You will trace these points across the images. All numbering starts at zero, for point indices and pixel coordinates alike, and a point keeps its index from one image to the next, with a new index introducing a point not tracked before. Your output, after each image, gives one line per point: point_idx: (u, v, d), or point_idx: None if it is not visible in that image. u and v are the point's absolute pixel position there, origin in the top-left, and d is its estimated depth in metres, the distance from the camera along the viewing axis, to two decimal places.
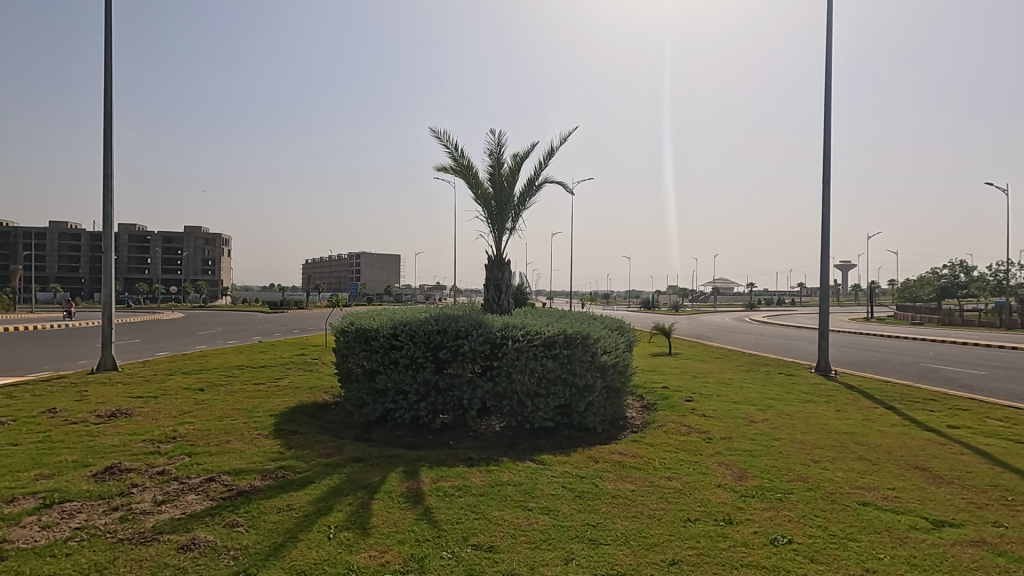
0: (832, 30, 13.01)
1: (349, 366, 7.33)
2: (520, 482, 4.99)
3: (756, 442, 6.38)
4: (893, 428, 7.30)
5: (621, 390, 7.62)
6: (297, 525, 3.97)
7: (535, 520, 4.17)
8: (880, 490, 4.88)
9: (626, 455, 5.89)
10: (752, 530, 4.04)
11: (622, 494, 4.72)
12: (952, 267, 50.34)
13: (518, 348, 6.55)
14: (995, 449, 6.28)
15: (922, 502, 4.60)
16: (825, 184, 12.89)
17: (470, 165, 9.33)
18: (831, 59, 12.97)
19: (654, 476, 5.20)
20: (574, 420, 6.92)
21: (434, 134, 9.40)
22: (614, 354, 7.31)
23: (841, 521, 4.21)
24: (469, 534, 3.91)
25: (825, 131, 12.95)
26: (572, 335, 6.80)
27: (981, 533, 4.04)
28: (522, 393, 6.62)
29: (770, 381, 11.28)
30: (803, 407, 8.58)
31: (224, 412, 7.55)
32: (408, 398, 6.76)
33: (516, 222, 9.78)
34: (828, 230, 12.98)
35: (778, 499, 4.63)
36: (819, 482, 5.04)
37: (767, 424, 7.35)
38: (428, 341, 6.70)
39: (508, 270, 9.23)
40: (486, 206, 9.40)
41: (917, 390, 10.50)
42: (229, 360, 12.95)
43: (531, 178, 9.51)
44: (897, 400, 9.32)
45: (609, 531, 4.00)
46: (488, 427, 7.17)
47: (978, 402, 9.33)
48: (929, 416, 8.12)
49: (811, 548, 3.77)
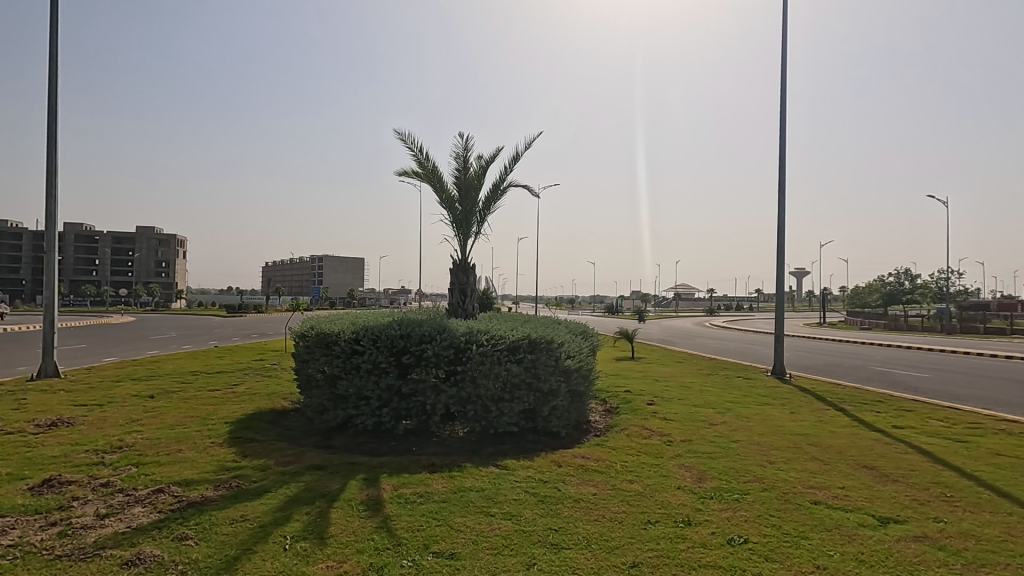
0: (785, 45, 13.53)
1: (310, 371, 7.19)
2: (483, 487, 4.97)
3: (715, 445, 6.53)
4: (844, 429, 7.58)
5: (585, 394, 7.70)
6: (250, 536, 3.84)
7: (498, 525, 4.15)
8: (831, 489, 5.06)
9: (588, 459, 5.93)
10: (710, 531, 4.11)
11: (584, 497, 4.75)
12: (897, 274, 53.36)
13: (483, 353, 6.54)
14: (937, 448, 6.60)
15: (869, 500, 4.79)
16: (780, 192, 13.35)
17: (436, 167, 9.26)
18: (786, 72, 13.47)
19: (616, 479, 5.26)
20: (538, 424, 6.97)
21: (399, 135, 9.33)
22: (578, 357, 7.37)
23: (795, 520, 4.33)
24: (430, 541, 3.86)
25: (780, 140, 13.43)
26: (537, 339, 6.82)
27: (923, 529, 4.22)
28: (487, 398, 6.61)
29: (728, 383, 11.65)
30: (759, 409, 8.85)
31: (175, 420, 7.26)
32: (371, 404, 6.68)
33: (482, 226, 9.73)
34: (783, 238, 13.45)
35: (735, 500, 4.75)
36: (774, 482, 5.19)
37: (726, 426, 7.52)
38: (391, 345, 6.62)
39: (473, 274, 9.19)
40: (451, 208, 9.33)
41: (865, 392, 11.02)
42: (183, 366, 12.57)
43: (496, 183, 9.48)
44: (848, 402, 9.71)
45: (571, 535, 4.02)
46: (451, 433, 7.09)
47: (921, 404, 9.82)
48: (877, 417, 8.48)
49: (766, 547, 3.87)
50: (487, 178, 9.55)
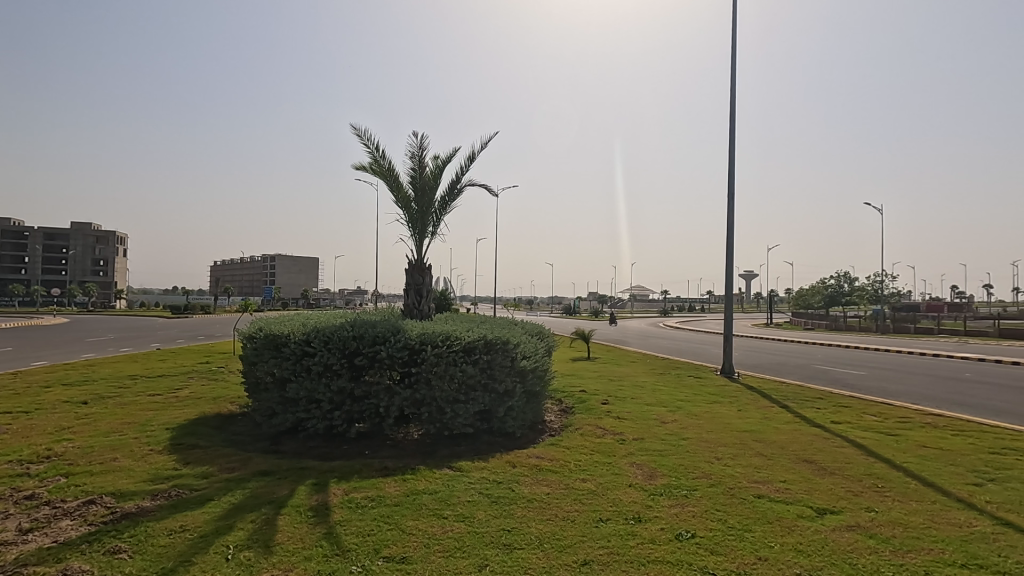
0: (734, 55, 14.03)
1: (258, 374, 6.95)
2: (436, 490, 4.92)
3: (666, 442, 6.69)
4: (786, 425, 7.91)
5: (540, 394, 7.74)
6: (190, 547, 3.67)
7: (450, 528, 4.12)
8: (773, 483, 5.27)
9: (542, 459, 5.97)
10: (659, 527, 4.21)
11: (537, 497, 4.78)
12: (838, 277, 56.17)
13: (438, 354, 6.48)
14: (870, 442, 6.98)
15: (808, 492, 5.02)
16: (729, 197, 13.83)
17: (391, 166, 9.13)
18: (735, 82, 13.97)
19: (570, 478, 5.31)
20: (494, 425, 6.96)
21: (353, 133, 9.15)
22: (533, 358, 7.40)
23: (739, 514, 4.49)
24: (380, 546, 3.80)
25: (730, 146, 13.91)
26: (492, 340, 6.80)
27: (856, 518, 4.45)
28: (441, 400, 6.55)
29: (679, 382, 11.97)
30: (708, 407, 9.13)
31: (111, 427, 6.87)
32: (322, 407, 6.52)
33: (438, 226, 9.65)
34: (732, 241, 13.93)
35: (683, 496, 4.88)
36: (720, 478, 5.37)
37: (677, 424, 7.73)
38: (343, 347, 6.48)
39: (429, 274, 9.11)
40: (407, 207, 9.22)
41: (807, 389, 11.55)
42: (121, 370, 11.91)
43: (453, 183, 9.43)
44: (790, 399, 10.15)
45: (523, 535, 4.03)
46: (405, 435, 7.00)
47: (857, 400, 10.36)
48: (817, 413, 8.89)
49: (711, 541, 3.99)
50: (443, 178, 9.48)
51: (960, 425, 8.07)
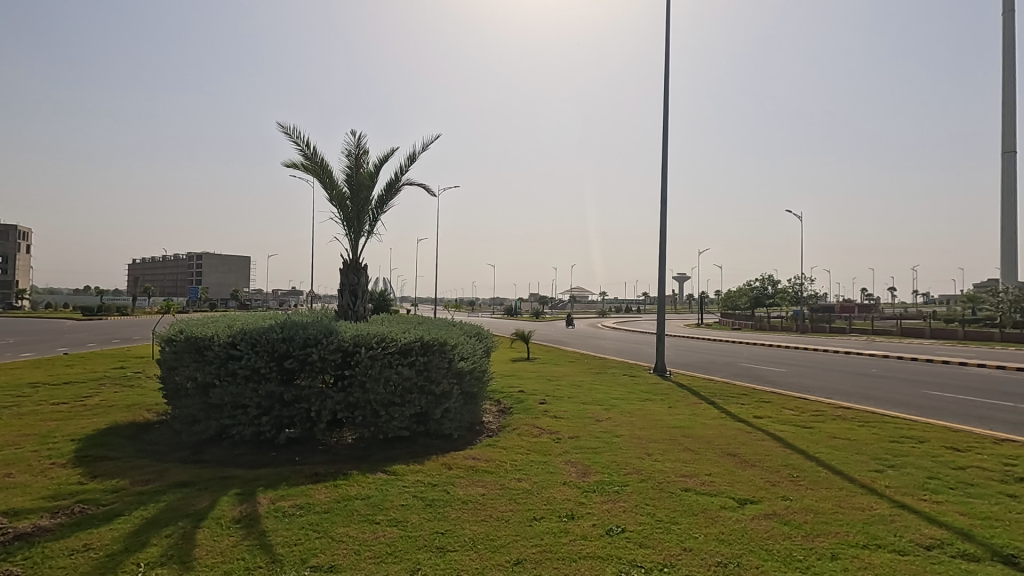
0: (667, 65, 14.58)
1: (178, 379, 6.55)
2: (369, 494, 4.81)
3: (600, 440, 6.86)
4: (713, 421, 8.29)
5: (478, 396, 7.73)
6: (95, 568, 3.41)
7: (382, 533, 4.03)
8: (699, 476, 5.50)
9: (479, 460, 5.96)
10: (591, 523, 4.30)
11: (472, 498, 4.77)
12: (762, 279, 59.57)
13: (372, 356, 6.33)
14: (787, 434, 7.44)
15: (731, 484, 5.28)
16: (662, 202, 14.35)
17: (325, 164, 8.85)
18: (667, 91, 14.52)
19: (505, 478, 5.34)
20: (430, 427, 6.89)
21: (284, 128, 8.81)
22: (471, 359, 7.37)
23: (666, 507, 4.66)
24: (308, 555, 3.66)
25: (662, 154, 14.43)
26: (429, 342, 6.71)
27: (773, 507, 4.72)
28: (376, 403, 6.40)
29: (615, 381, 12.30)
30: (641, 405, 9.44)
31: (5, 440, 6.26)
32: (249, 413, 6.22)
33: (374, 225, 9.45)
34: (664, 244, 14.47)
35: (615, 492, 5.01)
36: (650, 473, 5.56)
37: (610, 422, 7.94)
38: (272, 350, 6.21)
39: (365, 275, 8.91)
40: (342, 206, 8.97)
41: (732, 386, 12.17)
42: (20, 377, 10.88)
43: (390, 182, 9.27)
44: (717, 396, 10.66)
45: (457, 537, 4.01)
46: (339, 440, 6.80)
47: (777, 395, 11.02)
48: (741, 408, 9.39)
49: (640, 534, 4.12)
50: (380, 177, 9.30)
51: (866, 417, 8.74)
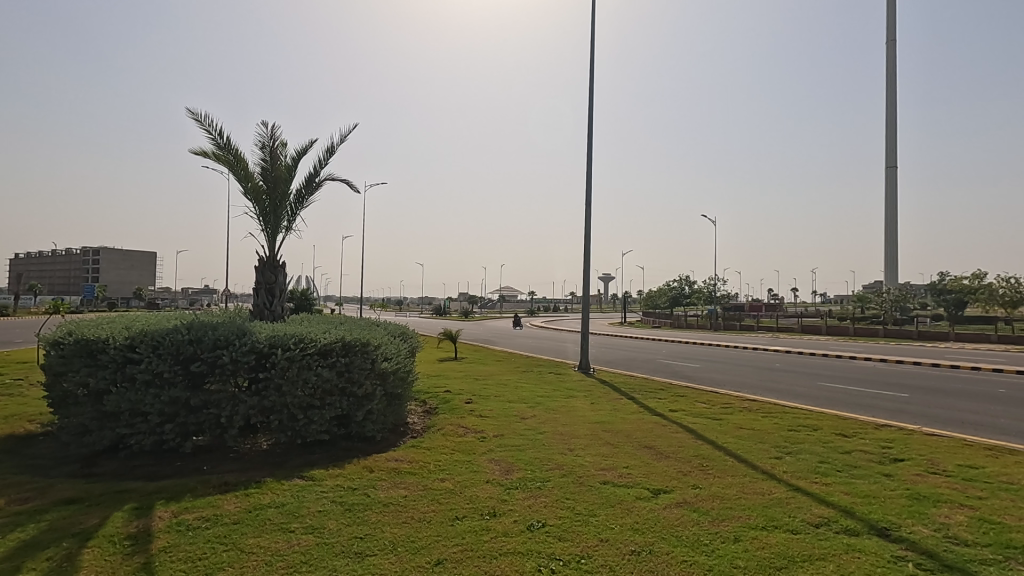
0: (593, 70, 14.99)
1: (66, 386, 5.96)
2: (283, 502, 4.60)
3: (524, 437, 6.95)
4: (632, 415, 8.63)
5: (403, 396, 7.59)
6: None
7: (297, 541, 3.88)
8: (617, 469, 5.72)
9: (402, 461, 5.87)
10: (513, 520, 4.35)
11: (393, 501, 4.69)
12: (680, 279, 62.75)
13: (290, 358, 6.05)
14: (699, 426, 7.88)
15: (646, 475, 5.53)
16: (587, 204, 14.75)
17: (239, 155, 8.38)
18: (593, 96, 14.93)
19: (428, 479, 5.29)
20: (352, 430, 6.69)
21: (193, 116, 8.25)
22: (395, 360, 7.24)
23: (586, 500, 4.80)
24: (213, 570, 3.46)
25: (587, 156, 14.84)
26: (351, 342, 6.52)
27: (683, 495, 4.99)
28: (294, 406, 6.14)
29: (540, 379, 12.51)
30: (565, 402, 9.66)
31: None
32: (150, 421, 5.77)
33: (293, 221, 9.05)
34: (589, 245, 14.88)
35: (537, 488, 5.10)
36: (571, 468, 5.71)
37: (535, 419, 8.07)
38: (176, 353, 5.79)
39: (283, 273, 8.52)
40: (257, 200, 8.52)
41: (651, 382, 12.72)
42: None
43: (310, 176, 8.92)
44: (637, 391, 11.11)
45: (376, 541, 3.92)
46: (252, 447, 6.46)
47: (692, 389, 11.65)
48: (658, 403, 9.84)
49: (560, 528, 4.22)
50: (298, 171, 8.92)
51: (768, 407, 9.44)
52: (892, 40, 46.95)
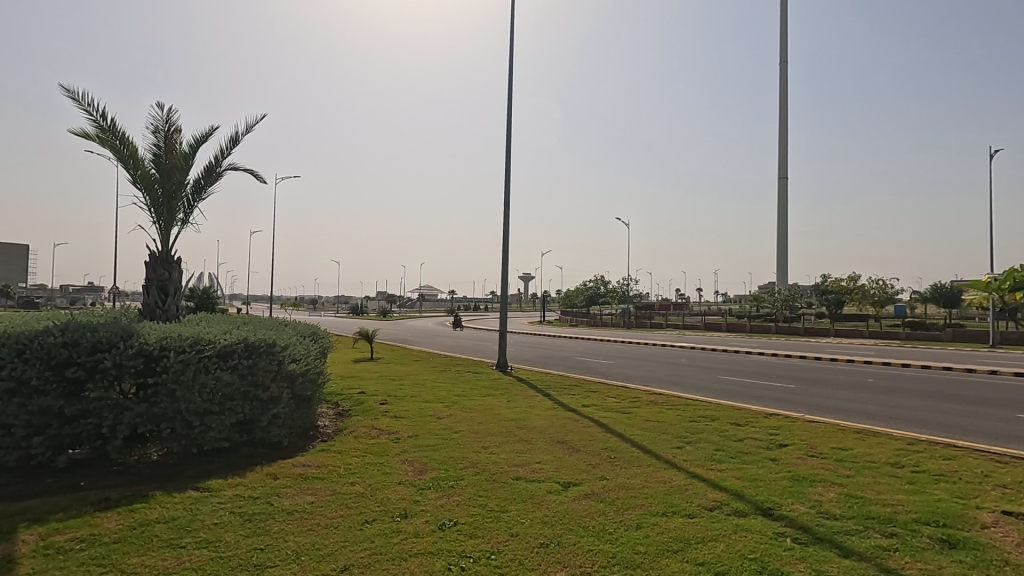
0: (512, 72, 15.15)
1: None
2: (173, 516, 4.27)
3: (439, 437, 6.91)
4: (547, 412, 8.82)
5: (312, 399, 7.28)
6: None
7: (188, 557, 3.61)
8: (530, 464, 5.83)
9: (309, 466, 5.64)
10: (424, 520, 4.32)
11: (299, 508, 4.50)
12: (596, 279, 65.01)
13: (183, 360, 5.61)
14: (609, 420, 8.20)
15: (557, 469, 5.68)
16: (505, 204, 14.89)
17: (126, 139, 7.67)
18: (512, 97, 15.09)
19: (337, 483, 5.12)
20: (255, 436, 6.33)
21: (70, 93, 7.44)
22: (304, 361, 6.93)
23: (498, 497, 4.85)
24: None
25: (506, 157, 14.98)
26: (255, 343, 6.16)
27: (591, 487, 5.18)
28: (189, 413, 5.70)
29: (458, 378, 12.48)
30: (482, 400, 9.70)
31: None
32: (14, 434, 5.14)
33: (189, 213, 8.42)
34: (507, 245, 15.03)
35: (450, 487, 5.09)
36: (485, 465, 5.75)
37: (451, 418, 8.04)
38: (47, 357, 5.20)
39: (178, 269, 7.91)
40: (148, 189, 7.84)
41: (567, 378, 13.09)
42: None
43: (209, 166, 8.34)
44: (552, 388, 11.38)
45: (278, 551, 3.74)
46: (140, 458, 5.94)
47: (604, 385, 12.11)
48: (572, 399, 10.14)
49: (471, 526, 4.24)
50: (196, 160, 8.31)
51: (673, 401, 10.00)
52: (784, 61, 51.18)
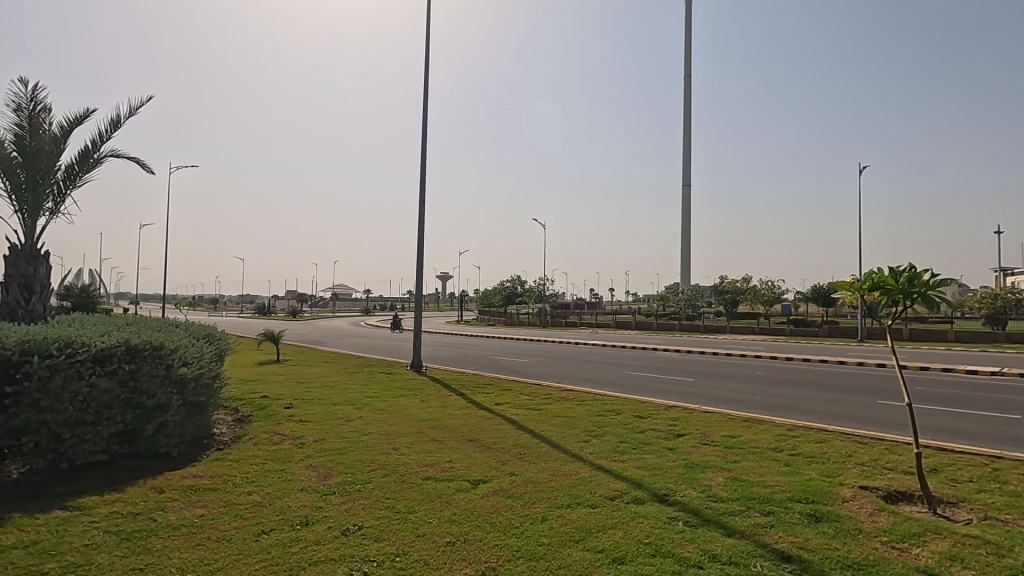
0: (428, 69, 14.96)
1: None
2: (34, 541, 3.81)
3: (347, 440, 6.69)
4: (460, 411, 8.81)
5: (206, 405, 6.79)
6: None
7: None
8: (440, 464, 5.80)
9: (200, 477, 5.25)
10: (326, 526, 4.16)
11: (187, 522, 4.18)
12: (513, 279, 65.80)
13: (50, 366, 5.02)
14: (520, 417, 8.34)
15: (467, 467, 5.69)
16: (420, 201, 14.69)
17: None
18: (428, 94, 14.89)
19: (232, 493, 4.81)
20: (139, 447, 5.80)
21: None
22: (196, 364, 6.43)
23: (406, 498, 4.78)
24: None
25: (422, 154, 14.78)
26: (138, 346, 5.64)
27: (500, 483, 5.25)
28: (57, 424, 5.12)
29: (370, 380, 12.14)
30: (394, 401, 9.51)
31: None
32: None
33: (59, 202, 7.55)
34: (422, 243, 14.84)
35: (355, 491, 4.94)
36: (394, 467, 5.64)
37: (360, 421, 7.81)
38: None
39: (45, 265, 7.09)
40: (7, 173, 6.94)
41: (481, 377, 13.14)
42: None
43: (84, 151, 7.53)
44: (466, 387, 11.38)
45: (160, 571, 3.45)
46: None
47: (517, 383, 12.30)
48: (485, 397, 10.19)
49: (376, 529, 4.14)
50: (68, 143, 7.47)
51: (582, 396, 10.35)
52: (688, 75, 54.48)
